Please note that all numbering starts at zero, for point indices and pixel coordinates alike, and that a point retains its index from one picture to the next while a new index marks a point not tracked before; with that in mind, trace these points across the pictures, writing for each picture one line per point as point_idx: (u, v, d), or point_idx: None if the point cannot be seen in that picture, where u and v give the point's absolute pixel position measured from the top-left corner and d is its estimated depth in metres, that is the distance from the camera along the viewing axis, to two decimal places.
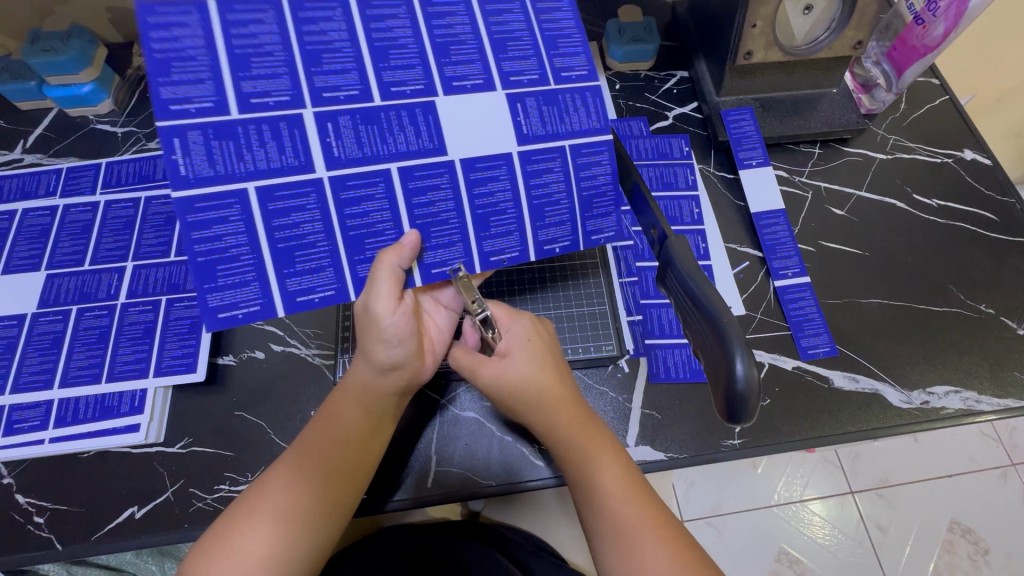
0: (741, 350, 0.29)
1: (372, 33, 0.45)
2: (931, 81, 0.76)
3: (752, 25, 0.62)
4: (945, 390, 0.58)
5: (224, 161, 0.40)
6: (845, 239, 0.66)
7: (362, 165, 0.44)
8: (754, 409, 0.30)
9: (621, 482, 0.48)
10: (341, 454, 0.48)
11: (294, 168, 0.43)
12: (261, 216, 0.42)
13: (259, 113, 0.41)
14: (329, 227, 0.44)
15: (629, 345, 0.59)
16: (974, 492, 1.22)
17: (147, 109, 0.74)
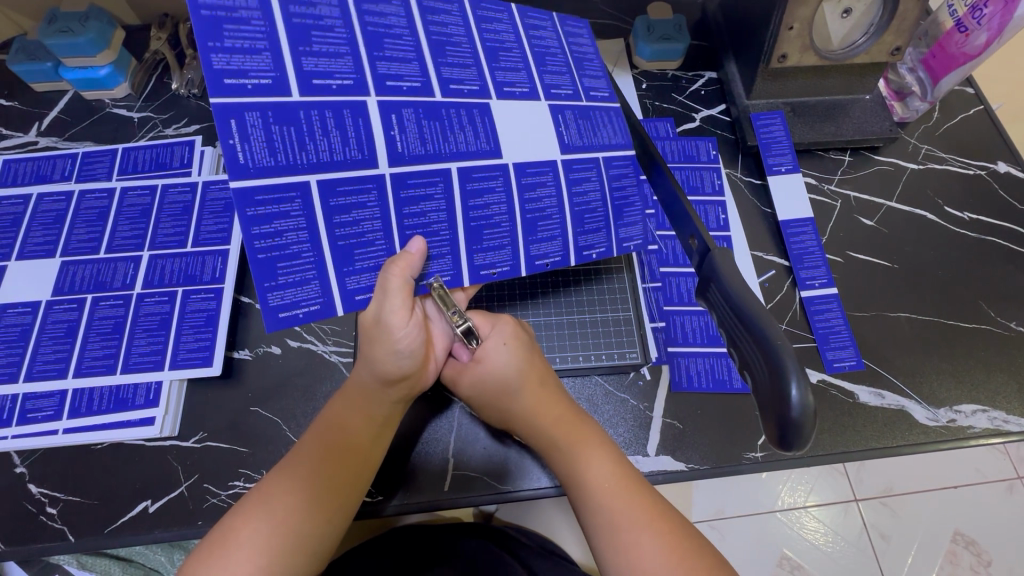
0: (795, 372, 0.28)
1: (430, 28, 0.45)
2: (965, 90, 0.75)
3: (789, 27, 0.60)
4: (972, 409, 0.57)
5: (288, 149, 0.39)
6: (875, 250, 0.65)
7: (426, 162, 0.44)
8: (809, 433, 0.29)
9: (613, 478, 0.47)
10: (339, 458, 0.47)
11: (361, 161, 0.42)
12: (324, 213, 0.41)
13: (327, 100, 0.40)
14: (388, 224, 0.44)
15: (652, 353, 0.58)
16: (978, 504, 1.21)
17: (165, 94, 0.73)
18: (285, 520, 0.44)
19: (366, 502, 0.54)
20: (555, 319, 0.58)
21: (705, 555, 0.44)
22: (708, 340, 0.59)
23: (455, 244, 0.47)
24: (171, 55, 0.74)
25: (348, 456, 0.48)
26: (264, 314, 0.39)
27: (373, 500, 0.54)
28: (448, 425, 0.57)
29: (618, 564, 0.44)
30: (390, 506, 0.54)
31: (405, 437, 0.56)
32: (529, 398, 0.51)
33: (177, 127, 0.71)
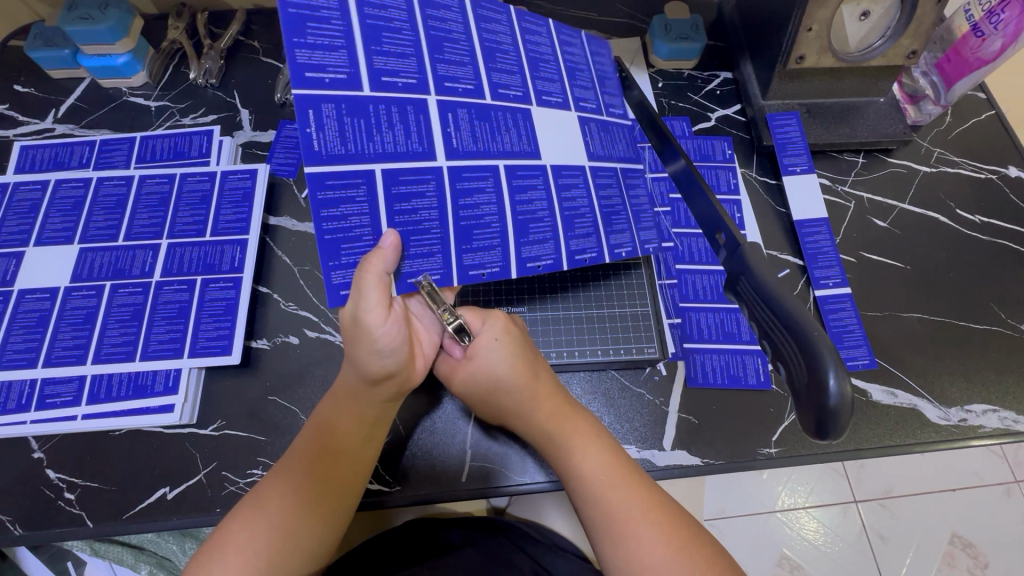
0: (833, 365, 0.29)
1: (483, 36, 0.49)
2: (977, 95, 0.75)
3: (808, 28, 0.61)
4: (982, 409, 0.58)
5: (357, 137, 0.42)
6: (888, 252, 0.65)
7: (477, 158, 0.47)
8: (845, 424, 0.30)
9: (611, 470, 0.48)
10: (323, 472, 0.46)
11: (421, 151, 0.44)
12: (386, 197, 0.43)
13: (394, 97, 0.44)
14: (444, 211, 0.45)
15: (669, 348, 0.58)
16: (976, 508, 1.22)
17: (183, 84, 0.73)
18: (273, 540, 0.43)
19: (383, 492, 0.54)
20: (578, 312, 0.58)
21: (703, 546, 0.44)
22: (723, 337, 0.60)
23: (503, 235, 0.47)
24: (189, 44, 0.74)
25: (333, 466, 0.46)
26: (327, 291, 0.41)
27: (389, 489, 0.54)
28: (463, 417, 0.57)
29: (616, 554, 0.45)
30: (406, 496, 0.54)
31: (420, 428, 0.56)
32: (526, 393, 0.50)
33: (194, 116, 0.71)
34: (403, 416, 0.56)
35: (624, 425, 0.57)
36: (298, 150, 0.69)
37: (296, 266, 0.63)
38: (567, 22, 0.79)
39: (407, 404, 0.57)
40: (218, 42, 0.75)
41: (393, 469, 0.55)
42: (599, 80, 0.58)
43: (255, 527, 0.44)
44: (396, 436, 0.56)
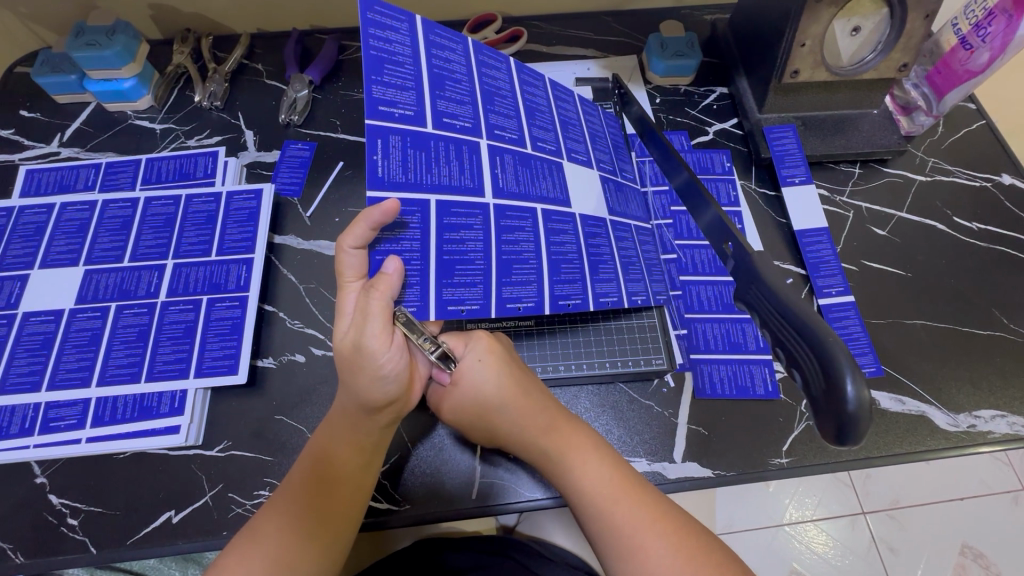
0: (852, 371, 0.29)
1: (526, 94, 0.55)
2: (967, 106, 0.77)
3: (801, 44, 0.63)
4: (990, 414, 0.58)
5: (418, 165, 0.46)
6: (888, 260, 0.66)
7: (518, 203, 0.50)
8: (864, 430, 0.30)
9: (613, 484, 0.47)
10: (320, 501, 0.45)
11: (473, 180, 0.48)
12: (440, 222, 0.46)
13: (451, 138, 0.48)
14: (487, 242, 0.47)
15: (677, 359, 0.58)
16: (987, 517, 1.21)
17: (188, 106, 0.74)
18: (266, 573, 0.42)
19: (391, 510, 0.53)
20: (599, 328, 0.58)
21: (715, 553, 0.44)
22: (729, 347, 0.60)
23: (540, 273, 0.48)
24: (194, 68, 0.76)
25: (329, 491, 0.46)
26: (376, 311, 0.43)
27: (398, 508, 0.53)
28: None
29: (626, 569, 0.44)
30: (415, 514, 0.53)
31: (428, 444, 0.56)
32: (516, 414, 0.49)
33: (199, 138, 0.72)
34: (412, 434, 0.56)
35: (633, 438, 0.56)
36: (302, 170, 0.70)
37: (301, 284, 0.63)
38: (565, 42, 0.82)
39: (415, 422, 0.57)
40: (222, 66, 0.77)
41: (401, 487, 0.54)
42: (615, 147, 0.63)
43: (247, 559, 0.43)
44: (403, 454, 0.55)
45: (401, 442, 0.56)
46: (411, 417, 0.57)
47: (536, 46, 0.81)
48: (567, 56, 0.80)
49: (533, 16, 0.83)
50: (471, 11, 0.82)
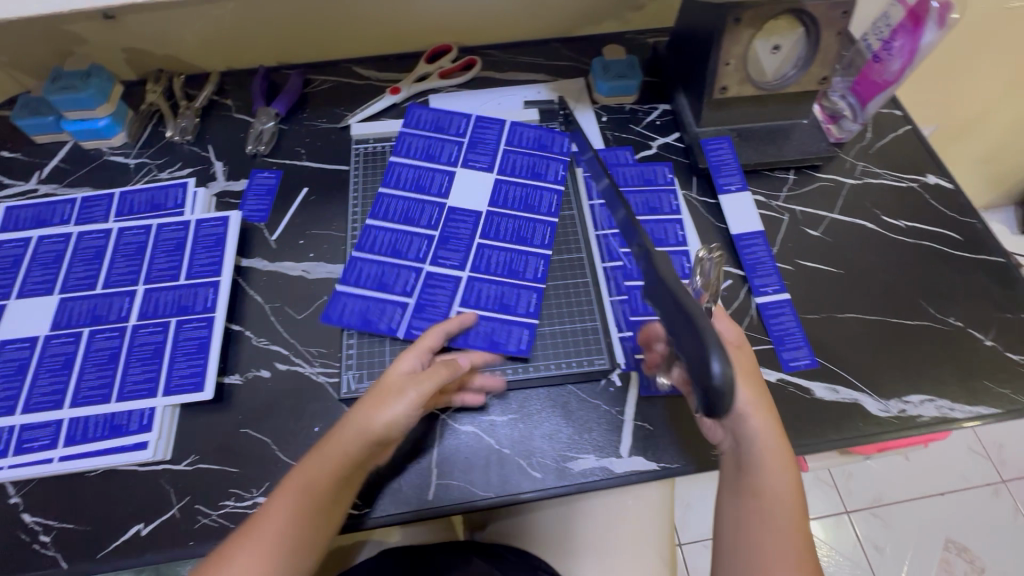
0: (716, 351, 0.38)
1: (474, 134, 0.75)
2: (894, 113, 0.83)
3: (727, 62, 0.69)
4: (920, 399, 0.61)
5: (355, 316, 0.64)
6: (821, 258, 0.70)
7: (495, 276, 0.66)
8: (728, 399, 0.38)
9: (782, 493, 0.49)
10: (294, 522, 0.47)
11: (377, 301, 0.64)
12: (406, 324, 0.63)
13: (363, 290, 0.65)
14: (394, 334, 0.63)
15: (620, 359, 0.62)
16: (965, 511, 1.31)
17: (161, 142, 0.79)
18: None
19: (350, 514, 0.55)
20: (557, 288, 0.67)
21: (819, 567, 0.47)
22: None
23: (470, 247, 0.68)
24: (166, 105, 0.81)
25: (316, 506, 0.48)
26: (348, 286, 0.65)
27: (357, 511, 0.55)
28: (430, 435, 0.59)
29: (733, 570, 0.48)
30: (374, 517, 0.55)
31: None
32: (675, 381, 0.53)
33: (171, 171, 0.77)
34: None
35: (581, 435, 0.59)
36: (269, 197, 0.74)
37: (267, 303, 0.67)
38: (517, 68, 0.87)
39: None
40: (193, 103, 0.82)
41: (360, 490, 0.56)
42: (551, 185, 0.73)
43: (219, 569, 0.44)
44: None
45: None
46: None
47: (490, 72, 0.87)
48: (518, 81, 0.86)
49: (487, 45, 0.89)
50: (427, 42, 0.88)
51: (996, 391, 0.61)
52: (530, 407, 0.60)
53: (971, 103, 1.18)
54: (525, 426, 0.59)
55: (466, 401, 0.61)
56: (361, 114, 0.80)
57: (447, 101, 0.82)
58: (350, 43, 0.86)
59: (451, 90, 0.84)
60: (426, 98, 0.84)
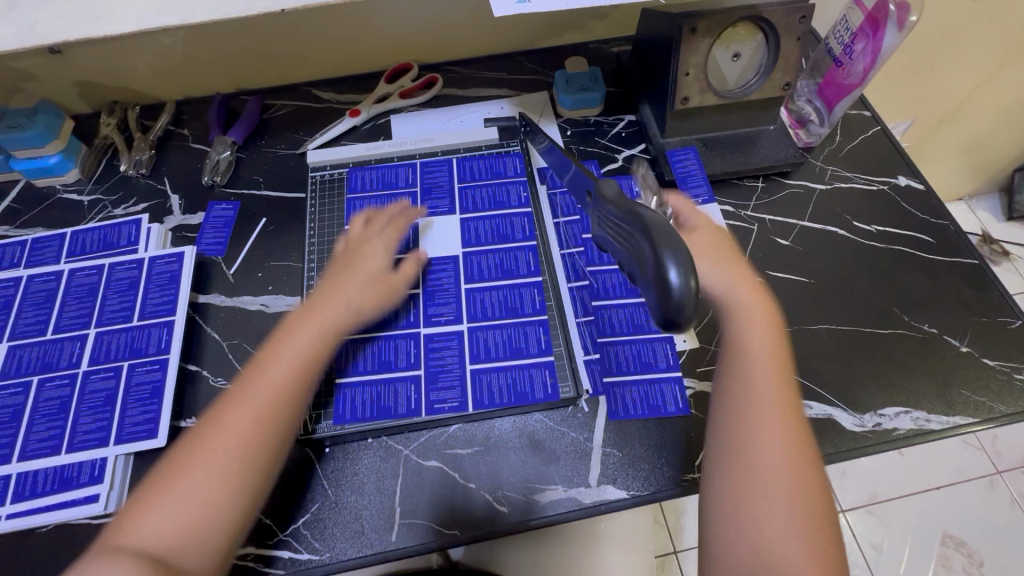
0: (677, 262, 0.34)
1: (426, 179, 0.74)
2: (863, 113, 0.81)
3: (685, 73, 0.67)
4: (895, 411, 0.60)
5: (367, 406, 0.59)
6: (792, 268, 0.69)
7: (495, 319, 0.63)
8: (691, 310, 0.34)
9: (786, 463, 0.45)
10: (284, 385, 0.51)
11: (385, 383, 0.60)
12: (423, 400, 0.59)
13: (363, 375, 0.60)
14: (414, 413, 0.59)
15: (586, 385, 0.60)
16: (962, 503, 1.30)
17: (115, 177, 0.77)
18: (227, 441, 0.47)
19: (311, 559, 0.53)
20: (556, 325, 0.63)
21: (821, 520, 0.43)
22: (641, 367, 0.61)
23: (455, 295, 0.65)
24: (120, 138, 0.79)
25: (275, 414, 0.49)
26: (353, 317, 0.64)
27: (319, 557, 0.53)
28: (392, 473, 0.57)
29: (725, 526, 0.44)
30: (335, 562, 0.53)
31: (348, 489, 0.56)
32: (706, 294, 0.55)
33: (126, 206, 0.75)
34: (330, 480, 0.57)
35: (550, 466, 0.57)
36: (226, 229, 0.72)
37: (225, 341, 0.65)
38: (480, 83, 0.85)
39: (332, 467, 0.57)
40: (148, 134, 0.80)
41: (321, 535, 0.54)
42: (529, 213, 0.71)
43: (216, 430, 0.47)
44: (321, 501, 0.56)
45: (319, 490, 0.56)
46: (329, 463, 0.57)
47: (452, 90, 0.85)
48: (480, 97, 0.84)
49: (449, 62, 0.87)
50: (387, 61, 0.86)
51: (973, 399, 0.60)
52: (497, 438, 0.59)
53: (948, 95, 1.17)
54: (491, 458, 0.58)
55: (430, 435, 0.59)
56: (321, 139, 0.79)
57: (408, 123, 0.81)
58: (308, 66, 0.84)
59: (412, 111, 0.83)
60: (387, 119, 0.82)
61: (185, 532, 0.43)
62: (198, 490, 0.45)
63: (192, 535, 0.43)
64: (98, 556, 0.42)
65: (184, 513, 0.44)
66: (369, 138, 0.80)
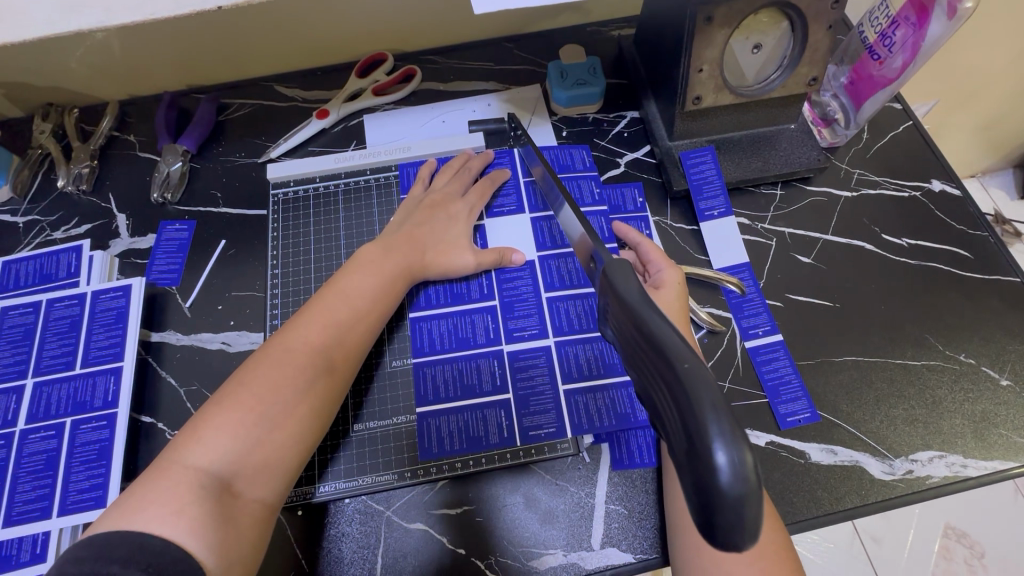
0: (721, 436, 0.24)
1: (494, 169, 0.66)
2: (893, 106, 0.73)
3: (699, 69, 0.57)
4: (929, 456, 0.54)
5: (456, 437, 0.54)
6: (814, 291, 0.62)
7: (585, 332, 0.58)
8: (749, 502, 0.24)
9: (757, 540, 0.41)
10: (347, 318, 0.51)
11: (473, 410, 0.55)
12: (516, 428, 0.54)
13: (448, 403, 0.55)
14: (508, 442, 0.54)
15: (586, 437, 0.54)
16: (974, 497, 1.15)
17: (53, 194, 0.68)
18: (290, 370, 0.46)
19: None
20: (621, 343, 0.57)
21: (781, 547, 0.42)
22: None
23: (537, 306, 0.59)
24: (56, 148, 0.70)
25: (333, 377, 0.48)
26: (421, 334, 0.58)
27: None
28: (374, 539, 0.51)
29: None
30: None
31: (325, 557, 0.51)
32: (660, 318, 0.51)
33: (66, 229, 0.66)
34: (303, 549, 0.51)
35: (547, 526, 0.52)
36: (180, 254, 0.64)
37: (182, 387, 0.58)
38: (463, 76, 0.76)
39: (307, 533, 0.51)
40: (89, 143, 0.71)
41: None
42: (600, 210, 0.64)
43: (274, 361, 0.46)
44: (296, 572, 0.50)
45: (292, 559, 0.50)
46: (304, 528, 0.51)
47: (433, 84, 0.75)
48: (464, 93, 0.75)
49: (428, 51, 0.77)
50: (359, 52, 0.76)
51: (1013, 441, 0.54)
52: (491, 496, 0.53)
53: (981, 72, 1.06)
54: (483, 518, 0.52)
55: (416, 492, 0.53)
56: (284, 146, 0.69)
57: (383, 124, 0.72)
58: (268, 59, 0.74)
59: (388, 109, 0.73)
60: (359, 119, 0.73)
61: (250, 461, 0.42)
62: (264, 411, 0.44)
63: (258, 465, 0.43)
64: (154, 473, 0.40)
65: (245, 433, 0.43)
66: (340, 143, 0.71)
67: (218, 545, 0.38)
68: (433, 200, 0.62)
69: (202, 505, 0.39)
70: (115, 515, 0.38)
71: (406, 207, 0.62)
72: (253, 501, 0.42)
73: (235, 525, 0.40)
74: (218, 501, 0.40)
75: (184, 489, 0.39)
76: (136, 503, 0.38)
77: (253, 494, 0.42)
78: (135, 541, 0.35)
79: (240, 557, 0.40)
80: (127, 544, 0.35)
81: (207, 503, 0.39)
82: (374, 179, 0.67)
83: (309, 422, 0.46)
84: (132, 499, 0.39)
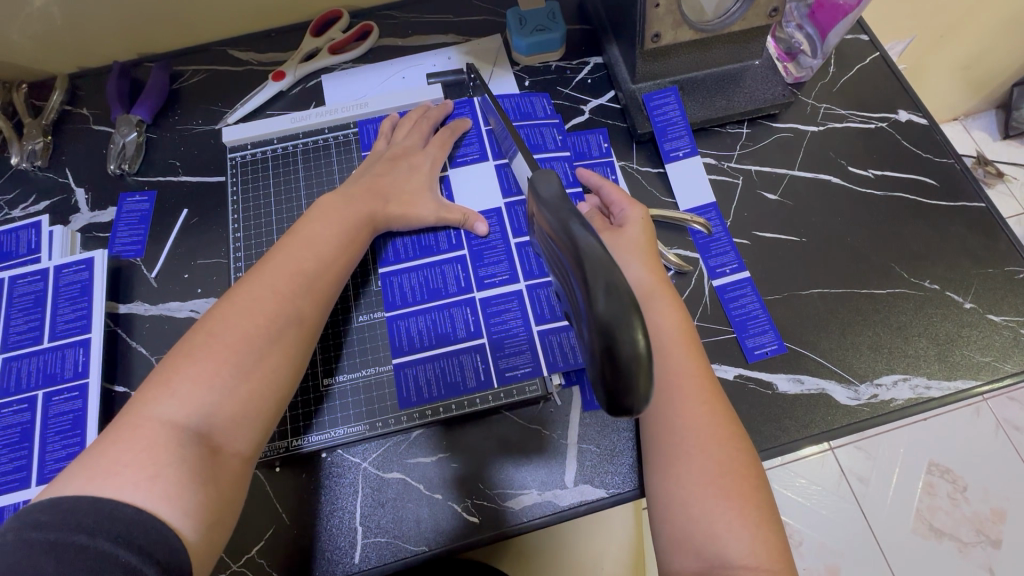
0: (616, 317, 0.30)
1: (456, 118, 0.65)
2: (860, 38, 0.72)
3: (655, 4, 0.55)
4: (893, 380, 0.55)
5: (432, 384, 0.54)
6: (781, 227, 0.62)
7: None
8: (639, 367, 0.30)
9: (726, 472, 0.42)
10: (315, 271, 0.50)
11: (447, 357, 0.55)
12: (493, 370, 0.55)
13: (424, 352, 0.56)
14: (486, 384, 0.54)
15: (556, 377, 0.55)
16: (958, 435, 1.16)
17: (8, 172, 0.67)
18: (261, 320, 0.46)
19: None
20: None
21: (753, 480, 0.42)
22: None
23: (508, 252, 0.59)
24: (7, 125, 0.68)
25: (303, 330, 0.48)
26: (390, 287, 0.58)
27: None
28: (350, 490, 0.52)
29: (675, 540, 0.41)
30: None
31: (304, 509, 0.52)
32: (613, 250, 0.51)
33: (25, 206, 0.65)
34: (282, 502, 0.52)
35: (521, 468, 0.53)
36: (143, 225, 0.64)
37: (153, 355, 0.58)
38: (422, 30, 0.74)
39: (286, 486, 0.52)
40: (40, 118, 0.69)
41: (281, 561, 0.50)
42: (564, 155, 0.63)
43: (242, 311, 0.46)
44: (276, 524, 0.51)
45: (272, 514, 0.51)
46: (284, 484, 0.52)
47: (391, 39, 0.73)
48: (424, 47, 0.73)
49: (384, 6, 0.75)
50: (312, 11, 0.74)
51: (975, 360, 0.55)
52: (465, 443, 0.54)
53: (959, 5, 1.03)
54: (459, 464, 0.53)
55: (391, 443, 0.54)
56: (241, 110, 0.68)
57: (342, 83, 0.70)
58: (218, 22, 0.71)
59: (346, 68, 0.71)
60: (317, 80, 0.71)
61: (229, 413, 0.42)
62: (239, 361, 0.44)
63: (237, 417, 0.43)
64: (123, 428, 0.40)
65: (220, 384, 0.42)
66: (299, 105, 0.70)
67: (194, 508, 0.38)
68: (395, 153, 0.61)
69: (178, 465, 0.39)
70: (85, 477, 0.37)
71: (369, 160, 0.61)
72: (234, 455, 0.43)
73: (216, 483, 0.40)
74: (195, 456, 0.40)
75: (162, 445, 0.39)
76: (110, 462, 0.38)
77: (233, 447, 0.43)
78: (108, 510, 0.35)
79: (218, 515, 0.40)
80: (97, 513, 0.34)
81: (184, 464, 0.39)
82: (333, 138, 0.66)
83: (285, 371, 0.46)
84: (104, 459, 0.38)
